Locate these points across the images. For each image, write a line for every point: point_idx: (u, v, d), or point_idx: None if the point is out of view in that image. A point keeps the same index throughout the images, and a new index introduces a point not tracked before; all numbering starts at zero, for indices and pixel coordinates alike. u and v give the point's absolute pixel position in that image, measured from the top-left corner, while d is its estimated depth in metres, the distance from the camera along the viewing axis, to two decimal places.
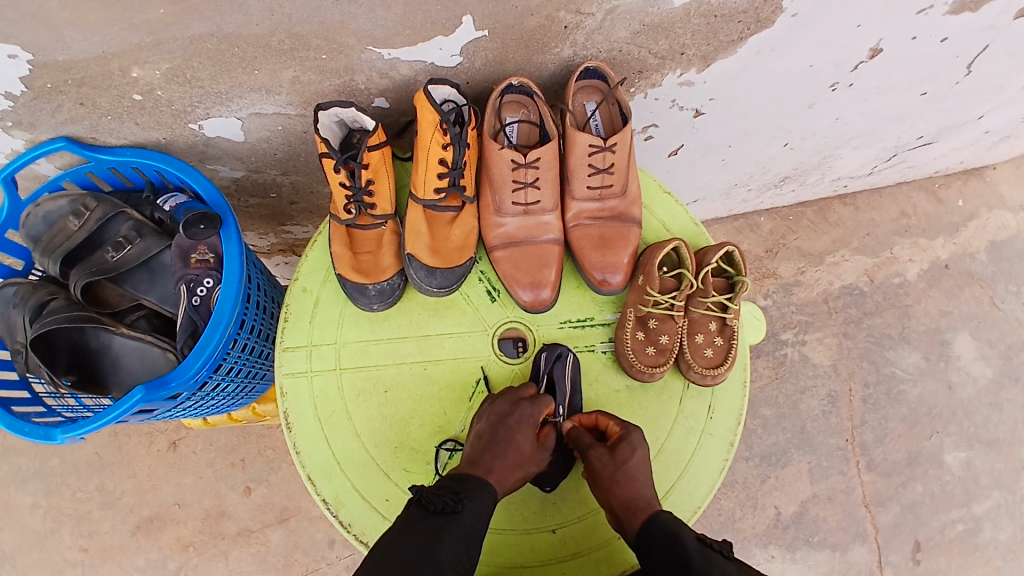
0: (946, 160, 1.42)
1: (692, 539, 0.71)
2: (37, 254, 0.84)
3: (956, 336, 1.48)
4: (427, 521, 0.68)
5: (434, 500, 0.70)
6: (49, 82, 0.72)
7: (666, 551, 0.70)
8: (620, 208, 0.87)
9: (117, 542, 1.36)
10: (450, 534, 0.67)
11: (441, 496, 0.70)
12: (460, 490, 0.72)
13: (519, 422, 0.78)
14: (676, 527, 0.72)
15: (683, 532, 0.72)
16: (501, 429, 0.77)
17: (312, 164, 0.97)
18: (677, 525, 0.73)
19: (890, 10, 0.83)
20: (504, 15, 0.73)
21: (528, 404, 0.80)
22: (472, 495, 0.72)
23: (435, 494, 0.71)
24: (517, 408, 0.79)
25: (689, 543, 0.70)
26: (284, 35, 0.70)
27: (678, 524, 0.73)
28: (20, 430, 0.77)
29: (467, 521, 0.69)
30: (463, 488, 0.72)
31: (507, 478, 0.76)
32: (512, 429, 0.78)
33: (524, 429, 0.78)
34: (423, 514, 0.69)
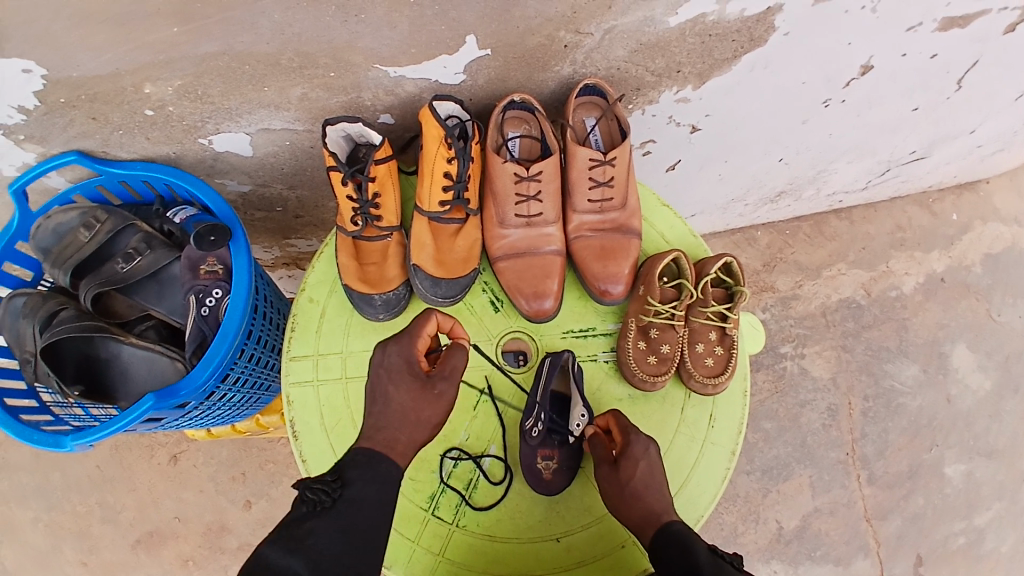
0: (939, 174, 1.44)
1: (702, 548, 0.71)
2: (47, 265, 0.86)
3: (954, 348, 1.49)
4: (298, 524, 0.68)
5: (309, 498, 0.70)
6: (63, 97, 0.74)
7: (676, 559, 0.70)
8: (620, 220, 0.89)
9: (117, 557, 1.36)
10: (319, 529, 0.67)
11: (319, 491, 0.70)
12: (339, 477, 0.72)
13: (387, 371, 0.79)
14: (687, 538, 0.73)
15: (694, 542, 0.72)
16: (377, 383, 0.79)
17: (317, 179, 0.99)
18: (689, 536, 0.73)
19: (880, 27, 0.86)
20: (506, 35, 0.76)
21: (393, 344, 0.80)
22: (352, 482, 0.72)
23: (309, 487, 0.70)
24: (384, 355, 0.80)
25: (699, 552, 0.70)
26: (293, 54, 0.72)
27: (689, 535, 0.73)
28: (30, 437, 0.79)
29: (347, 515, 0.69)
30: (343, 474, 0.73)
31: (399, 437, 0.77)
32: (384, 382, 0.79)
33: (395, 378, 0.79)
34: (301, 513, 0.70)
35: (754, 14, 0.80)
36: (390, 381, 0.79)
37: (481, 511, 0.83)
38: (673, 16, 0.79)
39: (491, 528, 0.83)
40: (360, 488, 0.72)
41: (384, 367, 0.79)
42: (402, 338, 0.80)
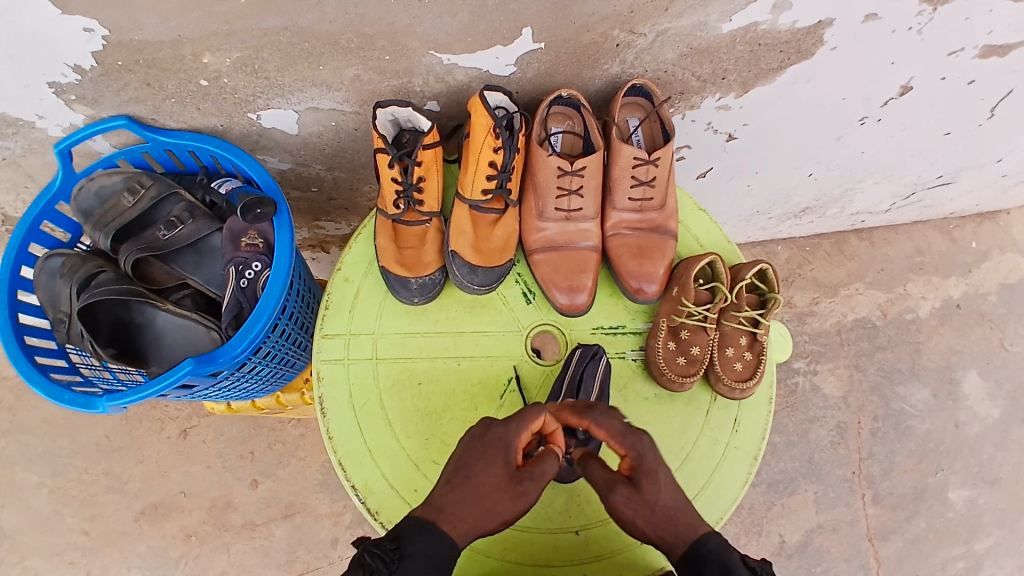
0: (962, 201, 1.45)
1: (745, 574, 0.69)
2: (87, 227, 0.87)
3: (965, 375, 1.49)
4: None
5: (371, 557, 0.68)
6: (121, 60, 0.75)
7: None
8: (658, 220, 0.91)
9: (120, 528, 1.34)
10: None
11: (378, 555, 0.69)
12: (401, 546, 0.71)
13: (484, 453, 0.78)
14: (728, 560, 0.71)
15: (735, 564, 0.70)
16: (469, 457, 0.78)
17: (357, 162, 1.00)
18: (727, 553, 0.72)
19: (923, 49, 0.86)
20: (562, 30, 0.77)
21: (500, 424, 0.79)
22: (412, 551, 0.70)
23: (370, 552, 0.69)
24: (489, 432, 0.79)
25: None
26: (353, 34, 0.73)
27: (729, 556, 0.72)
28: (61, 398, 0.78)
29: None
30: (403, 543, 0.71)
31: (466, 518, 0.75)
32: (480, 455, 0.78)
33: (491, 459, 0.77)
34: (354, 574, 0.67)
35: (805, 27, 0.81)
36: (486, 464, 0.77)
37: None
38: (726, 23, 0.80)
39: (512, 516, 0.86)
40: (420, 559, 0.70)
41: (487, 450, 0.78)
42: (512, 423, 0.79)
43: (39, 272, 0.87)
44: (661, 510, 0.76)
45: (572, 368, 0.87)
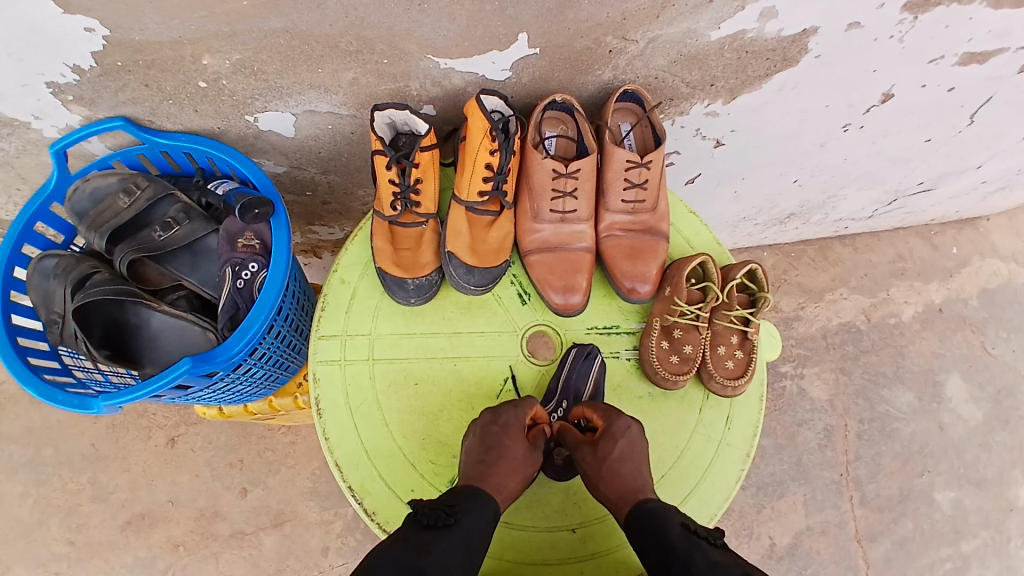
0: (942, 208, 1.50)
1: (677, 527, 0.73)
2: (82, 228, 0.87)
3: (948, 378, 1.53)
4: (417, 535, 0.69)
5: (427, 514, 0.71)
6: (120, 60, 0.75)
7: (652, 538, 0.72)
8: (650, 222, 0.93)
9: (105, 538, 1.31)
10: (440, 544, 0.68)
11: (435, 511, 0.72)
12: (455, 504, 0.74)
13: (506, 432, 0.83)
14: (662, 516, 0.75)
15: (668, 520, 0.74)
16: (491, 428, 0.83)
17: (352, 165, 1.01)
18: (665, 512, 0.76)
19: (904, 57, 0.90)
20: (557, 36, 0.79)
21: (508, 408, 0.85)
22: (467, 508, 0.74)
23: (428, 506, 0.72)
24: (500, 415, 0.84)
25: (673, 532, 0.72)
26: (352, 37, 0.75)
27: (665, 511, 0.76)
28: (55, 398, 0.77)
29: (461, 536, 0.70)
30: (459, 501, 0.75)
31: (506, 484, 0.80)
32: (497, 436, 0.82)
33: (508, 435, 0.83)
34: (416, 527, 0.70)
35: (791, 34, 0.83)
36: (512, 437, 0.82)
37: None
38: (715, 31, 0.82)
39: (509, 515, 0.87)
40: (474, 516, 0.74)
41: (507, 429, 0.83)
42: (521, 407, 0.85)
43: (32, 274, 0.87)
44: (609, 471, 0.80)
45: (559, 383, 0.90)
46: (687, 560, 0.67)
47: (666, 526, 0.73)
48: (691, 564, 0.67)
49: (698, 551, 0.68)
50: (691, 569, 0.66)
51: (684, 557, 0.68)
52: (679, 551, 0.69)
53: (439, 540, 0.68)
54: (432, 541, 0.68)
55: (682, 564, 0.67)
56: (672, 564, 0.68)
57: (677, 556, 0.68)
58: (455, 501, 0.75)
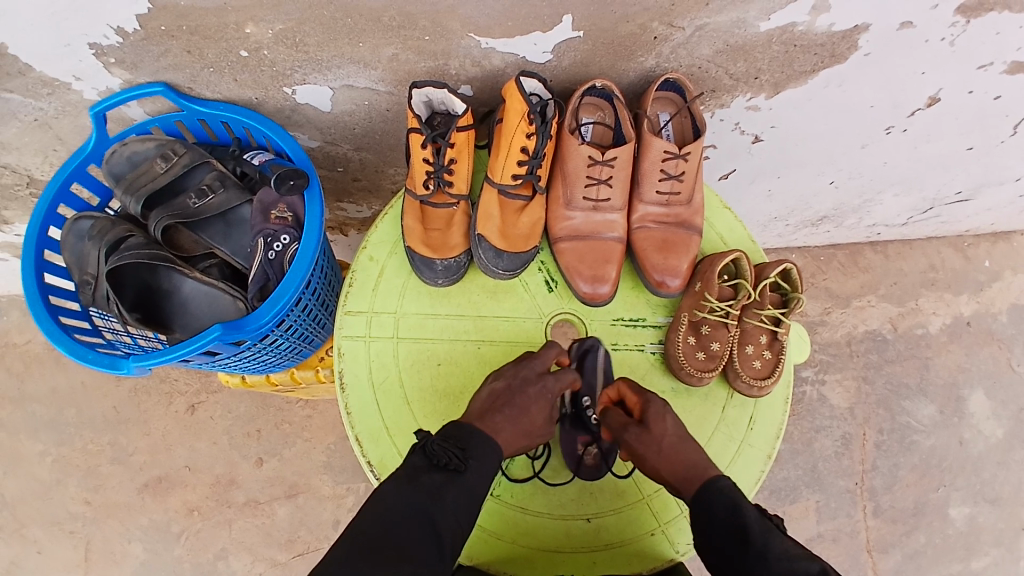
0: (978, 219, 1.45)
1: (753, 510, 0.74)
2: (118, 191, 0.88)
3: (972, 393, 1.49)
4: (428, 476, 0.71)
5: (438, 454, 0.72)
6: (164, 25, 0.75)
7: (726, 519, 0.74)
8: (684, 215, 0.92)
9: (122, 499, 1.34)
10: (451, 493, 0.70)
11: (446, 451, 0.73)
12: (466, 447, 0.75)
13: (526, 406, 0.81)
14: (738, 499, 0.75)
15: (744, 503, 0.74)
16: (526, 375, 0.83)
17: (385, 144, 1.01)
18: (737, 493, 0.76)
19: (955, 60, 0.86)
20: (602, 19, 0.77)
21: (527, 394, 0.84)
22: (476, 455, 0.75)
23: (440, 445, 0.73)
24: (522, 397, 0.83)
25: (750, 516, 0.73)
26: (396, 12, 0.74)
27: (737, 492, 0.76)
28: (86, 357, 0.78)
29: (469, 481, 0.72)
30: (468, 445, 0.75)
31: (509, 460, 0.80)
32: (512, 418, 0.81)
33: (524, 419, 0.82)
34: (427, 466, 0.72)
35: (841, 30, 0.81)
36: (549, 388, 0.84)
37: (514, 483, 0.87)
38: (764, 21, 0.80)
39: (523, 500, 0.87)
40: (481, 463, 0.75)
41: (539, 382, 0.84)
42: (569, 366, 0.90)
43: (67, 234, 0.88)
44: (670, 448, 0.82)
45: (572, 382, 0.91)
46: (765, 546, 0.69)
47: (744, 508, 0.73)
48: (769, 551, 0.69)
49: (776, 539, 0.70)
50: (767, 556, 0.68)
51: (761, 545, 0.70)
52: (756, 534, 0.71)
53: (451, 486, 0.71)
54: (444, 487, 0.70)
55: (760, 552, 0.69)
56: (748, 547, 0.70)
57: (754, 542, 0.70)
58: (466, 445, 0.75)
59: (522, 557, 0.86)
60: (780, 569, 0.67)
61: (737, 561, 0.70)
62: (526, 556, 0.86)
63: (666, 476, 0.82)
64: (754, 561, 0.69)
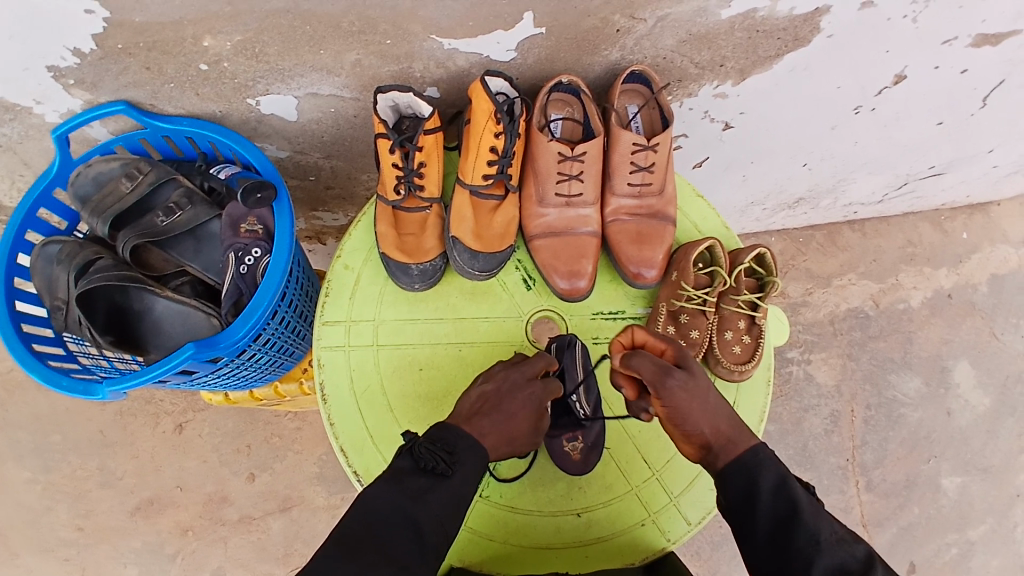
0: (952, 193, 1.47)
1: (800, 488, 0.72)
2: (84, 213, 0.87)
3: (956, 364, 1.51)
4: (414, 480, 0.71)
5: (425, 457, 0.73)
6: (120, 43, 0.74)
7: (776, 497, 0.71)
8: (657, 206, 0.92)
9: (113, 523, 1.33)
10: (436, 496, 0.70)
11: (433, 455, 0.73)
12: (453, 450, 0.74)
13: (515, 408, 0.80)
14: (785, 475, 0.73)
15: (792, 480, 0.72)
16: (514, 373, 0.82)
17: (355, 150, 1.00)
18: (781, 467, 0.74)
19: (919, 37, 0.87)
20: (564, 14, 0.77)
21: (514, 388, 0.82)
22: (464, 457, 0.75)
23: (427, 448, 0.73)
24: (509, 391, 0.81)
25: (800, 496, 0.71)
26: (355, 17, 0.73)
27: (782, 466, 0.74)
28: (59, 384, 0.77)
29: (455, 484, 0.73)
30: (456, 447, 0.75)
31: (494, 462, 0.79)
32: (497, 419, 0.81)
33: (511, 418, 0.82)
34: (414, 469, 0.72)
35: (803, 13, 0.81)
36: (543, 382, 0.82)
37: (504, 482, 0.87)
38: (726, 9, 0.80)
39: (513, 499, 0.87)
40: (469, 465, 0.75)
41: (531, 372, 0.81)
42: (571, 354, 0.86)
43: (35, 259, 0.87)
44: (715, 404, 0.78)
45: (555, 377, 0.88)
46: (816, 529, 0.69)
47: (793, 486, 0.71)
48: (819, 533, 0.69)
49: (824, 521, 0.70)
50: (818, 539, 0.68)
51: (813, 528, 0.69)
52: (807, 517, 0.70)
53: (437, 489, 0.71)
54: (429, 490, 0.70)
55: (810, 534, 0.68)
56: (796, 530, 0.69)
57: (805, 525, 0.69)
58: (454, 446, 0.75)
59: (514, 557, 0.86)
60: (831, 554, 0.67)
61: (783, 540, 0.69)
62: (518, 555, 0.86)
63: (708, 434, 0.77)
64: (802, 545, 0.68)
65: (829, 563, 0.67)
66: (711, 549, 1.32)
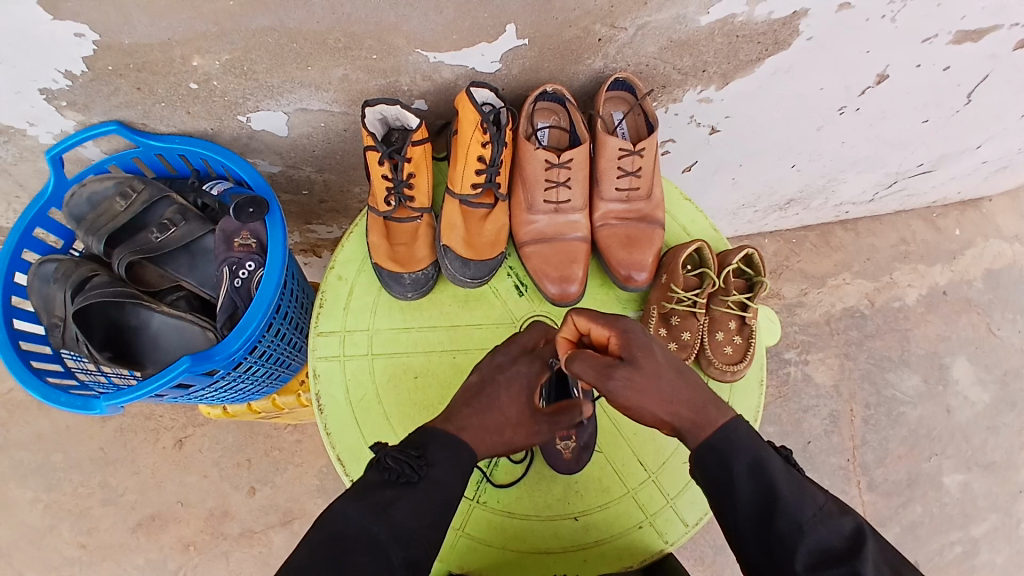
0: (943, 190, 1.48)
1: (778, 466, 0.71)
2: (80, 232, 0.88)
3: (953, 361, 1.52)
4: (379, 491, 0.70)
5: (392, 468, 0.71)
6: (111, 64, 0.76)
7: (754, 480, 0.70)
8: (645, 210, 0.94)
9: (116, 540, 1.33)
10: (404, 505, 0.69)
11: (400, 463, 0.72)
12: (422, 455, 0.73)
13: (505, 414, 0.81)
14: (761, 454, 0.72)
15: (769, 461, 0.71)
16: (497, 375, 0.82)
17: (347, 163, 1.02)
18: (757, 445, 0.72)
19: (898, 37, 0.89)
20: (545, 25, 0.78)
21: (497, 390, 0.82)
22: (434, 461, 0.74)
23: (393, 458, 0.72)
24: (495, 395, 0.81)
25: (777, 475, 0.70)
26: (340, 33, 0.75)
27: (758, 444, 0.73)
28: (58, 400, 0.78)
29: (426, 491, 0.71)
30: (425, 452, 0.74)
31: None
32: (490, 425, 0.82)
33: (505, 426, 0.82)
34: (380, 481, 0.71)
35: (781, 17, 0.83)
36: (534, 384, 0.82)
37: (501, 488, 0.88)
38: (704, 15, 0.81)
39: (511, 505, 0.88)
40: (441, 468, 0.73)
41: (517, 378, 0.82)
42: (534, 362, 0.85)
43: (32, 278, 0.88)
44: (667, 386, 0.75)
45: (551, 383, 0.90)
46: (797, 508, 0.68)
47: (770, 467, 0.70)
48: (801, 513, 0.68)
49: (806, 498, 0.69)
50: (801, 522, 0.68)
51: (794, 508, 0.68)
52: (787, 497, 0.69)
53: (405, 498, 0.70)
54: (396, 500, 0.69)
55: (792, 516, 0.68)
56: (776, 515, 0.68)
57: (786, 506, 0.69)
58: (425, 449, 0.74)
59: (513, 562, 0.86)
60: (814, 534, 0.67)
61: (766, 524, 0.69)
62: (517, 561, 0.86)
63: (670, 421, 0.76)
64: (784, 530, 0.68)
65: (813, 543, 0.67)
66: (714, 554, 1.32)
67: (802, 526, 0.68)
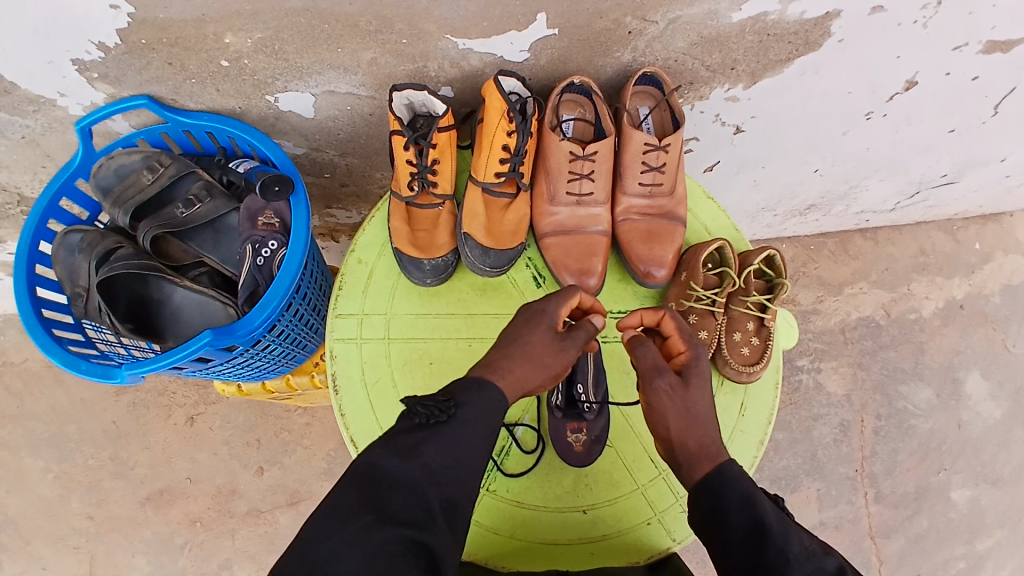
0: (966, 202, 1.46)
1: (766, 502, 0.72)
2: (106, 204, 0.89)
3: (968, 374, 1.50)
4: (406, 436, 0.69)
5: (420, 413, 0.70)
6: (145, 38, 0.77)
7: (742, 513, 0.71)
8: (667, 206, 0.93)
9: (124, 513, 1.35)
10: (433, 446, 0.68)
11: (428, 407, 0.71)
12: (451, 398, 0.72)
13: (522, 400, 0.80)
14: (751, 489, 0.73)
15: (758, 496, 0.72)
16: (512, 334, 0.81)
17: (370, 148, 1.02)
18: (745, 480, 0.74)
19: (928, 42, 0.87)
20: (576, 16, 0.78)
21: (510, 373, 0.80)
22: (464, 401, 0.72)
23: (421, 405, 0.71)
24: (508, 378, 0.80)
25: (765, 511, 0.71)
26: (371, 16, 0.75)
27: (745, 479, 0.74)
28: (80, 368, 0.78)
29: (457, 433, 0.70)
30: (454, 395, 0.73)
31: None
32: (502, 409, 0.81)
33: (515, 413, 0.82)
34: (410, 427, 0.70)
35: (813, 17, 0.82)
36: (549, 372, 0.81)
37: (513, 477, 0.88)
38: (736, 12, 0.81)
39: (521, 494, 0.88)
40: (471, 408, 0.72)
41: (553, 363, 0.80)
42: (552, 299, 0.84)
43: (57, 248, 0.89)
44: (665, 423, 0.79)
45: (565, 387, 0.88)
46: (783, 543, 0.68)
47: (758, 500, 0.71)
48: (788, 548, 0.68)
49: (792, 535, 0.69)
50: (788, 553, 0.68)
51: (780, 543, 0.68)
52: (774, 532, 0.69)
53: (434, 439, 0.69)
54: (424, 442, 0.68)
55: (778, 551, 0.68)
56: (763, 547, 0.68)
57: (773, 540, 0.69)
58: (452, 393, 0.73)
59: (521, 551, 0.86)
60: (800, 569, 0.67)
61: (754, 560, 0.69)
62: (526, 550, 0.86)
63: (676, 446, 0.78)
64: (771, 561, 0.67)
65: None
66: None
67: (788, 560, 0.67)
